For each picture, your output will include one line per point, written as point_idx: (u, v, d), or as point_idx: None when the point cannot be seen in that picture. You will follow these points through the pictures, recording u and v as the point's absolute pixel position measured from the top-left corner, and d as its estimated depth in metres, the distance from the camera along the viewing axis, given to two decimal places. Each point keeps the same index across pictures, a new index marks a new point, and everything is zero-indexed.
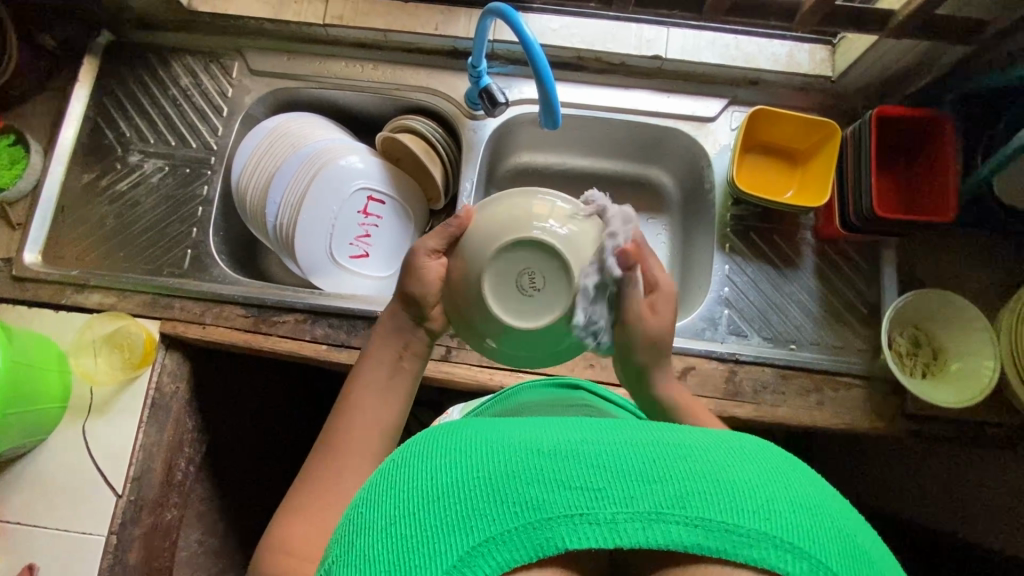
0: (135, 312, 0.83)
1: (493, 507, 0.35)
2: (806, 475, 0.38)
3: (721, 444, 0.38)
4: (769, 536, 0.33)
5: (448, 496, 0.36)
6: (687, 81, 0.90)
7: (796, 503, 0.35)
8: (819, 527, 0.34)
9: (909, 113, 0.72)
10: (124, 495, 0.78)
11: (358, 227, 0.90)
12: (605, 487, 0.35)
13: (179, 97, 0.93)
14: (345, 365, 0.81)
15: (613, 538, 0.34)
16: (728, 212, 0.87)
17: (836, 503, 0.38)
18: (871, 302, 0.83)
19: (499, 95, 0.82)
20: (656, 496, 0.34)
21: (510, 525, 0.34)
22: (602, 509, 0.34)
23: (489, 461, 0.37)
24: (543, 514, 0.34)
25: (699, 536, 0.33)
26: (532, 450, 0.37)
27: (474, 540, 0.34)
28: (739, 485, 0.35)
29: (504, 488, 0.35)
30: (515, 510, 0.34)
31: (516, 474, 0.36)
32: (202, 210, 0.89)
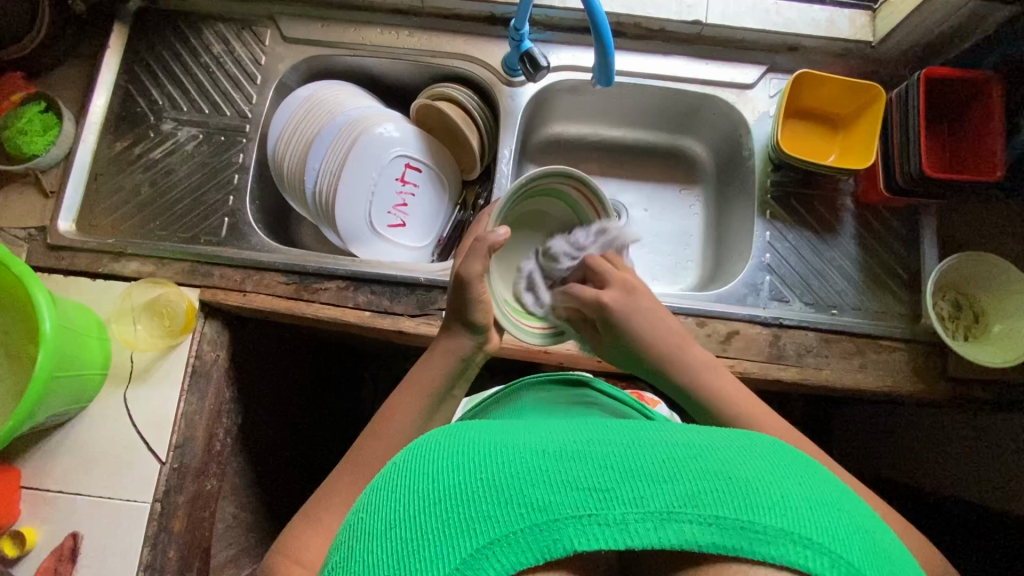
0: (175, 279, 0.82)
1: (499, 510, 0.35)
2: (813, 474, 0.40)
3: (728, 446, 0.40)
4: (786, 532, 0.34)
5: (453, 498, 0.36)
6: (726, 48, 0.90)
7: (808, 498, 0.36)
8: (834, 525, 0.35)
9: (956, 73, 0.72)
10: (168, 463, 0.78)
11: (396, 195, 0.89)
12: (615, 488, 0.35)
13: (211, 65, 0.91)
14: (388, 332, 0.81)
15: (624, 539, 0.34)
16: (768, 178, 0.87)
17: (848, 502, 0.39)
18: (911, 267, 0.83)
19: (542, 59, 0.82)
20: (667, 496, 0.35)
21: (518, 527, 0.34)
22: (612, 509, 0.35)
23: (495, 463, 0.38)
24: (551, 515, 0.34)
25: (712, 535, 0.34)
26: (539, 453, 0.38)
27: (480, 543, 0.34)
28: (750, 484, 0.36)
29: (510, 489, 0.36)
30: (523, 512, 0.35)
31: (524, 475, 0.36)
32: (238, 177, 0.88)
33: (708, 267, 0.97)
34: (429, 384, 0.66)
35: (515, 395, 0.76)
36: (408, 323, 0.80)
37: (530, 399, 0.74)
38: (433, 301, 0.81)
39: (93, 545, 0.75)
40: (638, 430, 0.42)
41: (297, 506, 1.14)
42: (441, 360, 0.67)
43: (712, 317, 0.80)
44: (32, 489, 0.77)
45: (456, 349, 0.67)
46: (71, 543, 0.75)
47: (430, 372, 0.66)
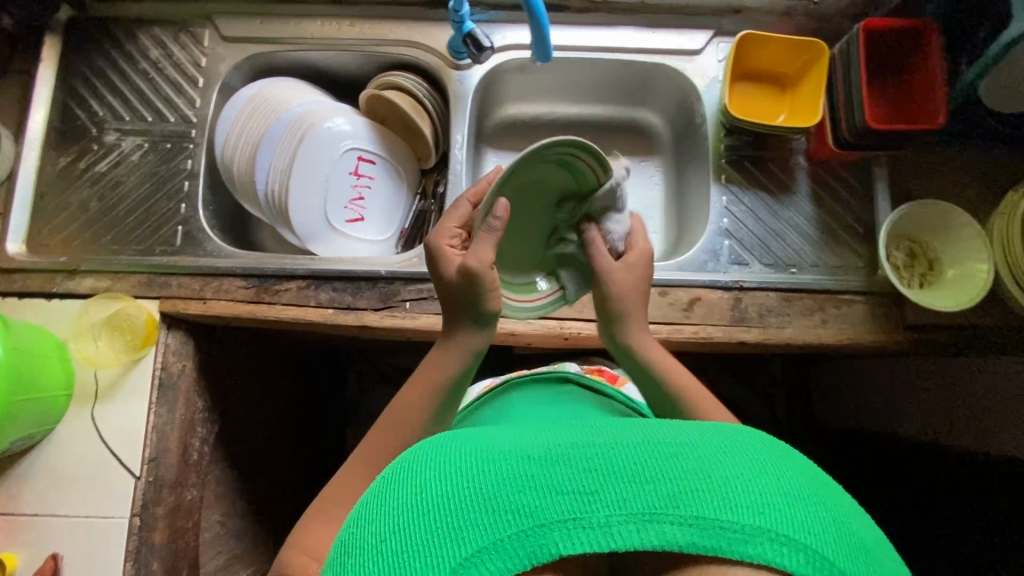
0: (132, 293, 0.81)
1: (486, 517, 0.35)
2: (803, 469, 0.39)
3: (716, 441, 0.39)
4: (766, 530, 0.33)
5: (438, 507, 0.36)
6: (671, 15, 0.89)
7: (791, 496, 0.36)
8: (817, 520, 0.35)
9: (893, 23, 0.72)
10: (142, 477, 0.77)
11: (351, 190, 0.87)
12: (599, 491, 0.35)
13: (150, 71, 0.89)
14: (353, 328, 0.80)
15: (607, 541, 0.34)
16: (721, 143, 0.87)
17: (833, 495, 0.38)
18: (866, 220, 0.84)
19: (485, 40, 0.80)
20: (649, 497, 0.35)
21: (502, 535, 0.34)
22: (596, 512, 0.34)
23: (478, 469, 0.38)
24: (533, 520, 0.35)
25: (694, 535, 0.33)
26: (521, 457, 0.38)
27: (466, 551, 0.34)
28: (732, 483, 0.35)
29: (495, 496, 0.36)
30: (509, 519, 0.35)
31: (505, 481, 0.36)
32: (188, 184, 0.86)
33: (670, 237, 0.98)
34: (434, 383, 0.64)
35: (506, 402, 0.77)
36: (372, 317, 0.79)
37: (524, 396, 0.77)
38: (395, 293, 0.80)
39: (74, 565, 0.75)
40: (627, 428, 0.41)
41: (288, 507, 1.14)
42: (442, 361, 0.64)
43: (675, 286, 0.81)
44: (8, 514, 0.76)
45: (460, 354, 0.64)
46: (51, 565, 0.74)
47: (435, 370, 0.64)
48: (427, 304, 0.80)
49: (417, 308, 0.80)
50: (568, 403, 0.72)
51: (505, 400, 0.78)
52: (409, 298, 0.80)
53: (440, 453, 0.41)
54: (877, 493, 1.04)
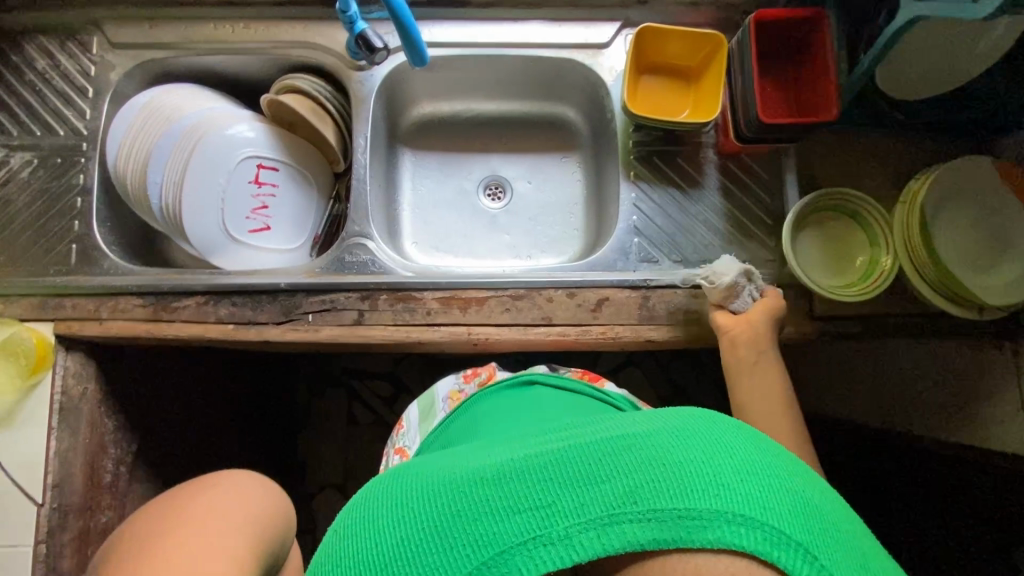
0: (24, 316, 0.79)
1: (456, 548, 0.40)
2: (751, 438, 0.42)
3: (666, 427, 0.42)
4: (721, 512, 0.37)
5: (415, 547, 0.41)
6: (576, 8, 0.87)
7: (741, 468, 0.39)
8: (769, 492, 0.38)
9: (783, 13, 0.70)
10: (46, 504, 0.76)
11: (253, 199, 0.84)
12: (557, 502, 0.39)
13: (37, 83, 0.86)
14: (257, 343, 0.79)
15: (570, 554, 0.37)
16: (630, 139, 0.86)
17: (785, 464, 0.41)
18: (776, 211, 0.84)
19: (376, 40, 0.78)
20: (605, 500, 0.38)
21: (468, 563, 0.39)
22: (555, 526, 0.38)
23: (447, 506, 0.42)
24: (497, 548, 0.39)
25: (652, 531, 0.37)
26: (483, 479, 0.42)
27: None
28: (683, 466, 0.39)
29: (463, 525, 0.40)
30: (471, 550, 0.39)
31: (469, 511, 0.41)
32: (81, 200, 0.83)
33: (591, 234, 0.97)
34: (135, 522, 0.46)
35: (471, 409, 0.75)
36: (274, 331, 0.78)
37: (487, 407, 0.74)
38: (298, 306, 0.79)
39: None
40: (585, 430, 0.45)
41: None
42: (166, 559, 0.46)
43: (583, 287, 0.80)
44: None
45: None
46: None
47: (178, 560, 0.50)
48: (331, 315, 0.78)
49: (320, 319, 0.78)
50: (534, 411, 0.70)
51: (468, 415, 0.74)
52: (312, 310, 0.79)
53: (410, 494, 0.46)
54: None
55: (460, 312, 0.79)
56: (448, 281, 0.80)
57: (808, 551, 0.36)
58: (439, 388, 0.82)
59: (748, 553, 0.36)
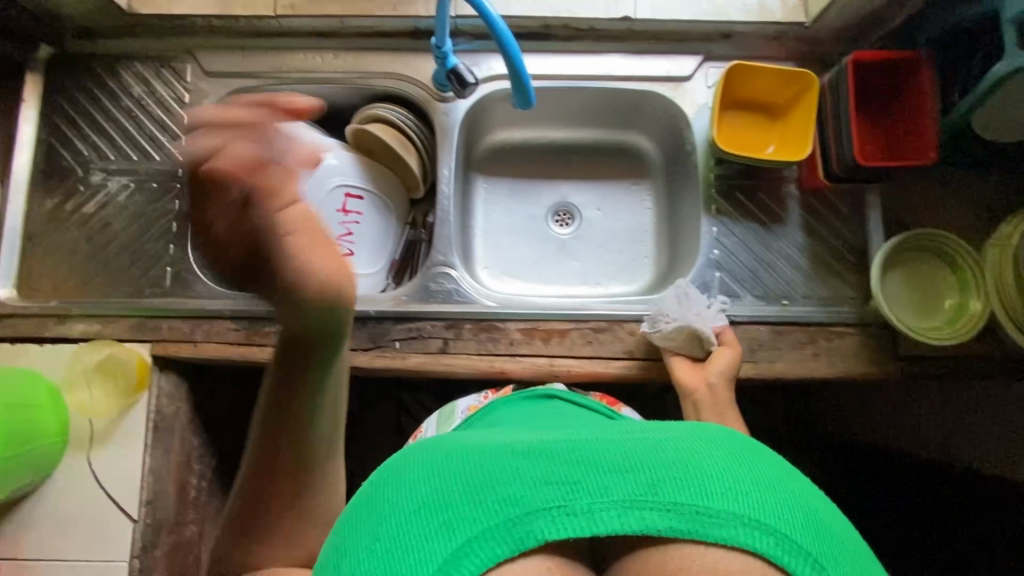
0: (121, 337, 0.81)
1: (476, 505, 0.39)
2: (766, 455, 0.44)
3: (689, 433, 0.44)
4: (741, 515, 0.39)
5: (433, 500, 0.41)
6: (659, 41, 0.87)
7: (763, 480, 0.41)
8: (787, 502, 0.40)
9: (882, 56, 0.70)
10: (141, 520, 0.79)
11: (339, 226, 0.86)
12: (581, 480, 0.40)
13: (133, 108, 0.88)
14: (344, 368, 0.81)
15: (590, 527, 0.39)
16: (711, 173, 0.86)
17: (798, 483, 0.43)
18: (859, 248, 0.84)
19: (468, 75, 0.79)
20: (630, 486, 0.40)
21: (489, 519, 0.39)
22: (578, 501, 0.39)
23: (468, 469, 0.42)
24: (518, 509, 0.39)
25: (673, 519, 0.39)
26: (509, 452, 0.43)
27: (458, 542, 0.38)
28: (707, 469, 0.41)
29: (484, 488, 0.40)
30: (492, 507, 0.39)
31: (491, 473, 0.41)
32: (176, 225, 0.86)
33: (662, 263, 0.98)
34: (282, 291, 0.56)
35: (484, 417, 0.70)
36: (362, 358, 0.80)
37: (497, 415, 0.69)
38: (385, 333, 0.81)
39: None
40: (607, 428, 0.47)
41: None
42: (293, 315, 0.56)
43: None
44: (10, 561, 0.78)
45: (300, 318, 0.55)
46: None
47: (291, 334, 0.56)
48: (417, 343, 0.80)
49: (407, 346, 0.80)
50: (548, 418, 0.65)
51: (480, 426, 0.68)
52: (398, 337, 0.80)
53: (426, 455, 0.45)
54: None
55: (543, 342, 0.80)
56: (531, 313, 0.81)
57: (816, 560, 0.38)
58: (461, 400, 0.78)
59: (761, 555, 0.38)
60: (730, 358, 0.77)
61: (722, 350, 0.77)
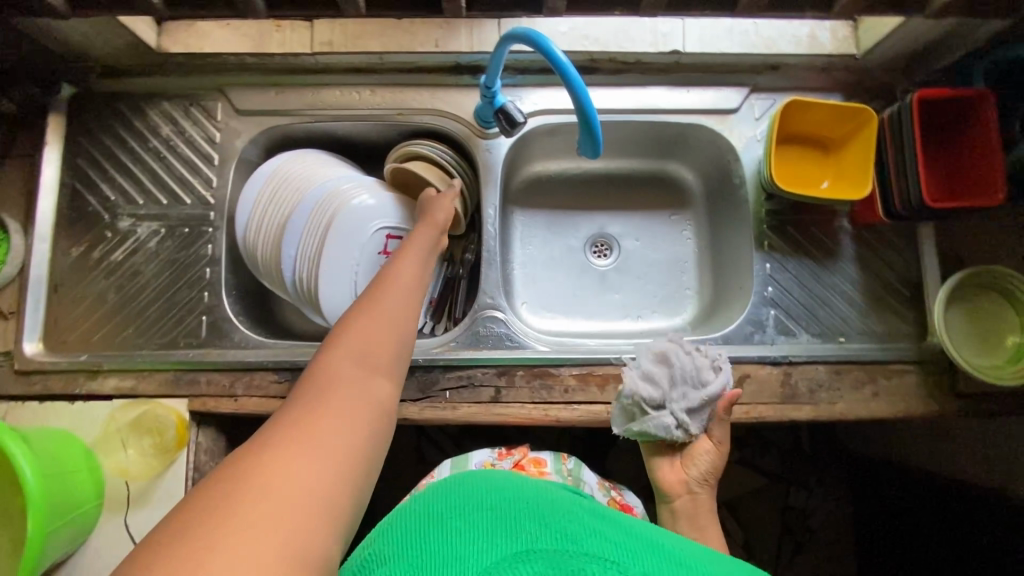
0: (157, 392, 0.78)
1: (544, 535, 0.44)
2: None
3: (747, 571, 0.47)
4: None
5: (506, 516, 0.46)
6: (706, 73, 0.85)
7: None
8: None
9: (950, 94, 0.69)
10: None
11: (380, 269, 0.84)
12: (639, 553, 0.44)
13: (162, 150, 0.85)
14: (392, 420, 0.78)
15: None
16: (762, 208, 0.84)
17: None
18: (914, 283, 0.82)
19: (517, 115, 0.76)
20: (684, 575, 0.43)
21: (552, 546, 0.44)
22: (634, 565, 0.43)
23: (545, 511, 0.47)
24: (580, 550, 0.43)
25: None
26: (584, 511, 0.49)
27: (516, 551, 0.43)
28: None
29: (556, 529, 0.45)
30: (557, 539, 0.44)
31: (565, 519, 0.47)
32: (210, 271, 0.82)
33: (707, 295, 0.95)
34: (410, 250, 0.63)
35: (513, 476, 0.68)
36: (412, 409, 0.77)
37: None
38: (434, 382, 0.78)
39: None
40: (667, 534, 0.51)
41: None
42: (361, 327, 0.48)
43: None
44: None
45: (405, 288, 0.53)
46: None
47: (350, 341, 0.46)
48: (468, 392, 0.77)
49: (457, 396, 0.77)
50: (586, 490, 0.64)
51: None
52: (448, 386, 0.77)
53: (507, 487, 0.51)
54: (918, 538, 1.03)
55: (598, 389, 0.78)
56: (584, 356, 0.79)
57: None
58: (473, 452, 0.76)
59: None
60: (708, 456, 0.71)
61: (700, 446, 0.72)
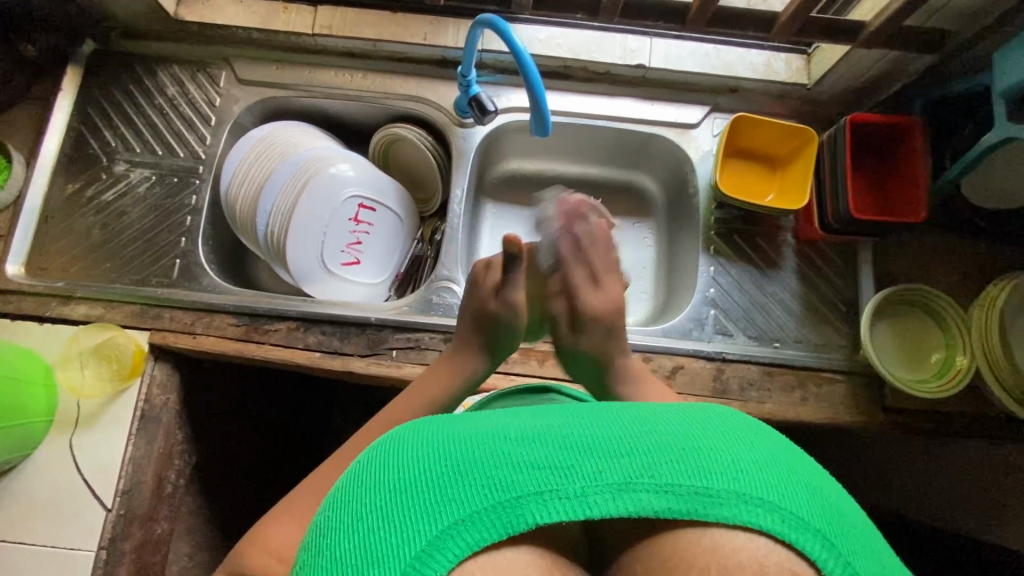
0: (122, 323, 0.82)
1: (460, 490, 0.36)
2: (762, 435, 0.41)
3: (686, 416, 0.41)
4: (739, 495, 0.36)
5: (420, 486, 0.36)
6: (670, 90, 0.93)
7: (758, 460, 0.38)
8: (783, 481, 0.38)
9: (878, 119, 0.75)
10: (114, 509, 0.77)
11: (349, 234, 0.89)
12: (574, 464, 0.36)
13: (165, 107, 0.92)
14: (338, 373, 0.81)
15: (584, 509, 0.36)
16: (712, 216, 0.90)
17: (810, 469, 0.40)
18: (850, 299, 0.86)
19: (489, 104, 0.83)
20: (626, 469, 0.36)
21: (482, 505, 0.35)
22: (572, 483, 0.36)
23: (452, 455, 0.37)
24: (513, 493, 0.36)
25: (668, 500, 0.36)
26: (502, 437, 0.38)
27: (442, 524, 0.35)
28: (704, 456, 0.37)
29: (471, 470, 0.36)
30: (486, 493, 0.36)
31: (485, 460, 0.37)
32: (191, 219, 0.88)
33: (660, 299, 0.99)
34: (484, 316, 0.71)
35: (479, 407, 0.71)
36: (358, 363, 0.80)
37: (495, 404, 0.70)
38: (383, 341, 0.81)
39: None
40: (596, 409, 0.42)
41: None
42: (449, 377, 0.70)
43: (659, 353, 0.82)
44: None
45: (472, 371, 0.71)
46: None
47: (438, 385, 0.69)
48: (414, 353, 0.81)
49: (403, 356, 0.81)
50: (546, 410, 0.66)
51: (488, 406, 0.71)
52: (396, 346, 0.81)
53: (418, 436, 0.40)
54: None
55: (538, 363, 0.81)
56: None
57: (825, 538, 0.36)
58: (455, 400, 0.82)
59: (757, 528, 0.36)
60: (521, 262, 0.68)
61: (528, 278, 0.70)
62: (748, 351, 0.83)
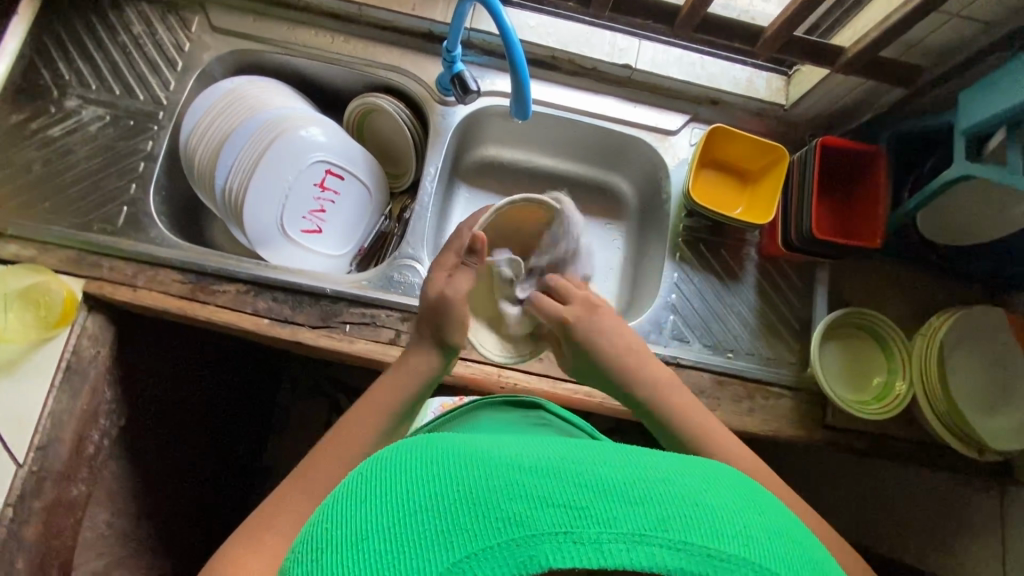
0: (57, 267, 0.77)
1: (470, 520, 0.28)
2: (771, 503, 0.33)
3: (697, 468, 0.33)
4: (748, 561, 0.28)
5: (427, 509, 0.29)
6: (653, 94, 0.93)
7: (768, 529, 0.31)
8: (791, 553, 0.30)
9: (847, 144, 0.78)
10: (26, 465, 0.71)
11: (314, 201, 0.86)
12: (588, 505, 0.28)
13: (128, 44, 0.87)
14: (285, 342, 0.78)
15: (597, 560, 0.27)
16: (681, 223, 0.91)
17: (807, 537, 0.33)
18: (804, 318, 0.88)
19: (472, 83, 0.82)
20: (639, 516, 0.28)
21: (494, 540, 0.27)
22: (586, 528, 0.28)
23: (461, 478, 0.30)
24: (525, 530, 0.28)
25: (686, 564, 0.27)
26: (511, 463, 0.31)
27: (452, 556, 0.27)
28: (721, 512, 0.30)
29: (479, 499, 0.29)
30: (496, 527, 0.28)
31: (496, 487, 0.29)
32: (144, 166, 0.83)
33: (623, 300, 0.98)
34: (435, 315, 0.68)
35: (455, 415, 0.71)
36: (308, 334, 0.77)
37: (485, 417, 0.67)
38: (337, 314, 0.79)
39: None
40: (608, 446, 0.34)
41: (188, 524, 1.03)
42: (405, 380, 0.66)
43: None
44: None
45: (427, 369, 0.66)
46: None
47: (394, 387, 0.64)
48: (368, 330, 0.78)
49: (357, 331, 0.78)
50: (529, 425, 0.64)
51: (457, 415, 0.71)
52: (350, 320, 0.79)
53: (423, 453, 0.33)
54: None
55: None
56: None
57: None
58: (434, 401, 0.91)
59: None
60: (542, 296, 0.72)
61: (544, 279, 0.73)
62: (701, 358, 0.84)
